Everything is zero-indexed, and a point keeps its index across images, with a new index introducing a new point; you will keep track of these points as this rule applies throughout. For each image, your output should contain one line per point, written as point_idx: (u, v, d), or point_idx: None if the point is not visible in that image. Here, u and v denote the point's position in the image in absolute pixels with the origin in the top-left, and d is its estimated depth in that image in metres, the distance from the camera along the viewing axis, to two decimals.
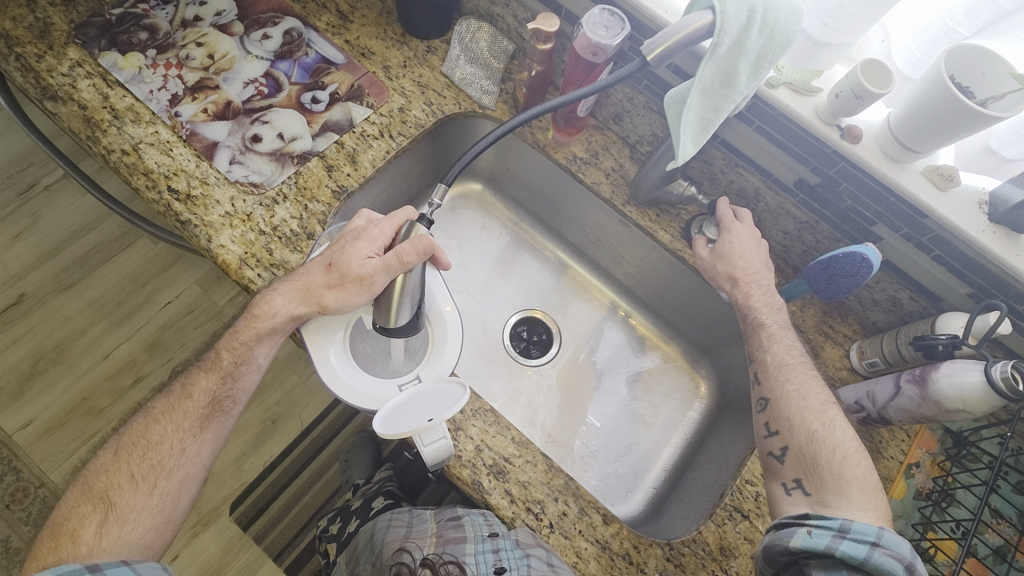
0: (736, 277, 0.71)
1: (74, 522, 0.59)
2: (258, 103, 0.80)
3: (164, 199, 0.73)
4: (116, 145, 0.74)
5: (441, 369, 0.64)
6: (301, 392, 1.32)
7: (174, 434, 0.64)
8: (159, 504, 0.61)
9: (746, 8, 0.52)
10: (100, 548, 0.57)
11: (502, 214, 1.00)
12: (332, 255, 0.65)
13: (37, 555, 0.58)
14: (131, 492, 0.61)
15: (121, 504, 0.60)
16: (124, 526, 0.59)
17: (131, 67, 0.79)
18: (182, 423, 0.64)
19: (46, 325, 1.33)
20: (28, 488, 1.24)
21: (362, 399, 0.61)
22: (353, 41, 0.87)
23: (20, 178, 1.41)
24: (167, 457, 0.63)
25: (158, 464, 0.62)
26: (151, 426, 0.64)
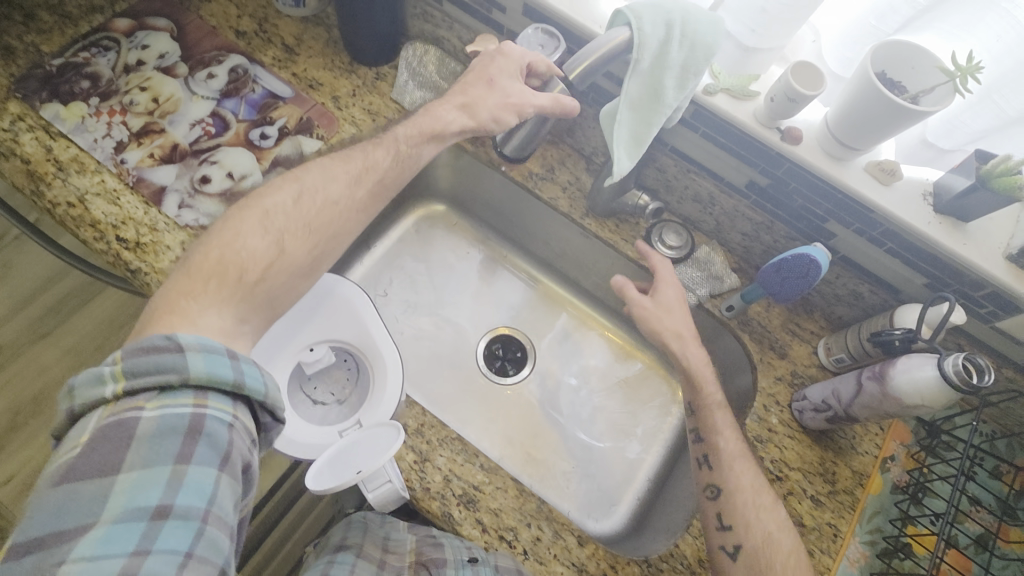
0: (684, 334, 0.71)
1: (230, 259, 0.56)
2: (205, 143, 0.79)
3: (113, 249, 0.72)
4: (61, 198, 0.74)
5: (378, 414, 0.65)
6: None
7: (333, 186, 0.64)
8: (303, 240, 0.61)
9: (663, 23, 0.52)
10: (235, 295, 0.55)
11: (468, 234, 1.00)
12: (468, 92, 0.69)
13: (161, 291, 0.54)
14: (297, 244, 0.60)
15: (270, 208, 0.61)
16: (266, 287, 0.58)
17: (74, 117, 0.78)
18: (348, 175, 0.65)
19: (24, 377, 1.38)
20: None
21: (302, 449, 0.64)
22: (300, 73, 0.87)
23: None
24: (329, 225, 0.63)
25: (317, 223, 0.62)
26: (300, 175, 0.64)
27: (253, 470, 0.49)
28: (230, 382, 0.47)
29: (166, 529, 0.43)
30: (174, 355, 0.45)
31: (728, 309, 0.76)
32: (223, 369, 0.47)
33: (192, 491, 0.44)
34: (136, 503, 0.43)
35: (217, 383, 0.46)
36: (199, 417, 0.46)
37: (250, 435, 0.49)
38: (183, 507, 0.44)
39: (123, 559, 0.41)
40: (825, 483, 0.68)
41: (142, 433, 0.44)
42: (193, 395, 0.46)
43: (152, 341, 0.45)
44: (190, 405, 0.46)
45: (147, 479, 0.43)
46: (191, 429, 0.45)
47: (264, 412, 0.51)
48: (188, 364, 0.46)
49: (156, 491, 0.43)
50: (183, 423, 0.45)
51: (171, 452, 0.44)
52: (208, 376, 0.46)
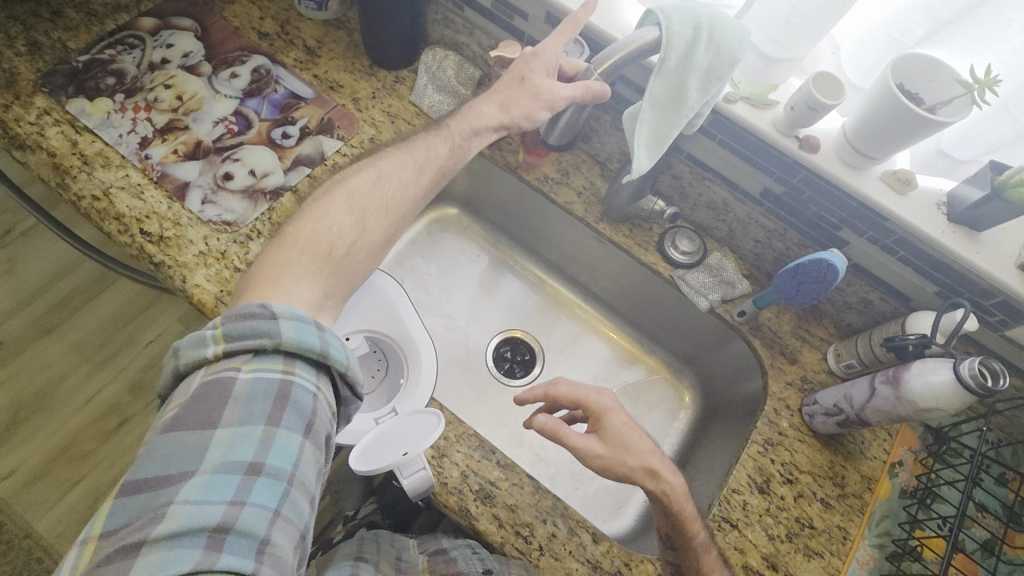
0: (656, 468, 0.60)
1: (320, 236, 0.59)
2: (228, 140, 0.80)
3: (136, 242, 0.72)
4: (86, 191, 0.75)
5: (415, 403, 0.68)
6: None
7: (404, 165, 0.66)
8: (382, 216, 0.64)
9: (692, 25, 0.53)
10: (325, 269, 0.59)
11: (481, 237, 1.01)
12: (503, 91, 0.70)
13: (259, 266, 0.58)
14: (381, 221, 0.64)
15: (352, 188, 0.63)
16: (353, 261, 0.61)
17: (100, 112, 0.79)
18: (416, 156, 0.67)
19: (28, 372, 1.39)
20: (12, 540, 1.28)
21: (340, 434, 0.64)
22: (321, 75, 0.88)
23: None
24: (409, 203, 0.66)
25: (397, 201, 0.65)
26: (376, 159, 0.67)
27: (330, 442, 0.52)
28: (316, 351, 0.51)
29: (260, 483, 0.45)
30: (268, 323, 0.50)
31: (740, 315, 0.77)
32: (310, 338, 0.51)
33: (281, 452, 0.47)
34: (232, 457, 0.46)
35: (304, 352, 0.50)
36: (287, 383, 0.49)
37: (329, 408, 0.52)
38: (274, 467, 0.46)
39: (224, 505, 0.43)
40: (834, 487, 0.69)
41: (238, 392, 0.48)
42: (282, 361, 0.50)
43: (250, 308, 0.50)
44: (279, 370, 0.50)
45: (243, 436, 0.47)
46: (280, 391, 0.49)
47: (344, 385, 0.54)
48: (280, 332, 0.50)
49: (250, 446, 0.47)
50: (273, 388, 0.49)
51: (263, 412, 0.48)
52: (296, 341, 0.50)
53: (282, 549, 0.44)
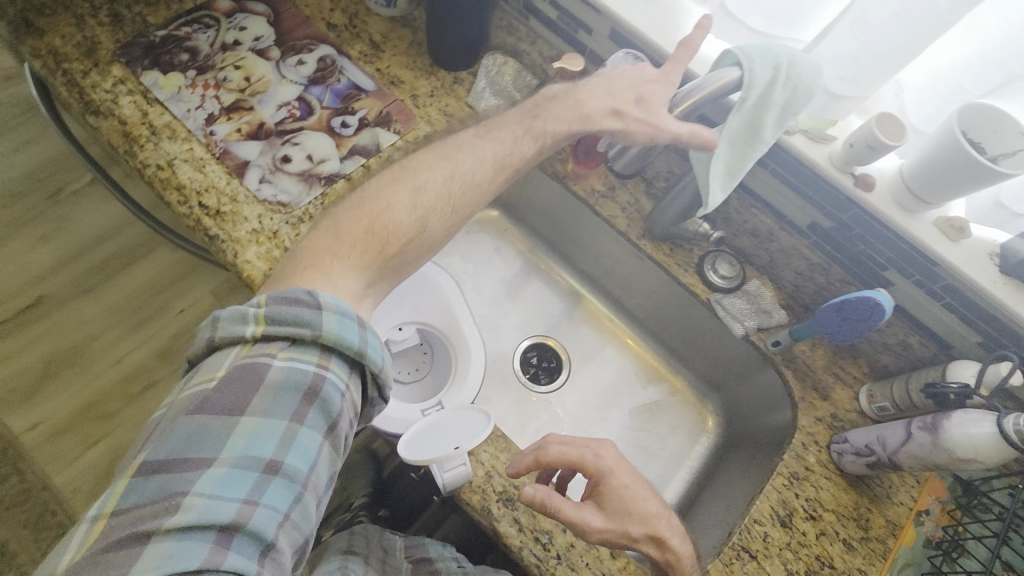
0: (661, 535, 0.58)
1: (376, 227, 0.60)
2: (290, 125, 0.83)
3: (194, 213, 0.75)
4: (151, 160, 0.78)
5: (462, 395, 0.73)
6: None
7: (473, 165, 0.65)
8: (441, 219, 0.64)
9: (772, 65, 0.54)
10: (375, 262, 0.59)
11: (518, 242, 1.02)
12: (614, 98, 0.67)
13: (313, 244, 0.59)
14: (437, 222, 0.64)
15: (417, 182, 0.63)
16: (406, 257, 0.62)
17: (171, 86, 0.83)
18: (483, 162, 0.66)
19: (63, 328, 1.51)
20: (31, 490, 1.36)
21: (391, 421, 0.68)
22: (383, 70, 0.91)
23: (48, 183, 1.63)
24: (467, 207, 0.65)
25: (456, 203, 0.64)
26: (446, 154, 0.66)
27: (346, 444, 0.54)
28: (352, 350, 0.52)
29: (276, 482, 0.47)
30: (312, 312, 0.51)
31: (775, 344, 0.76)
32: (350, 336, 0.52)
33: (301, 451, 0.49)
34: (252, 450, 0.47)
35: (341, 349, 0.52)
36: (319, 378, 0.51)
37: (354, 410, 0.54)
38: (291, 467, 0.48)
39: (237, 502, 0.44)
40: (858, 528, 0.68)
41: (272, 378, 0.49)
42: (316, 357, 0.51)
43: (297, 294, 0.51)
44: (314, 364, 0.51)
45: (268, 429, 0.48)
46: (309, 388, 0.50)
47: (371, 386, 0.56)
48: (323, 325, 0.51)
49: (273, 441, 0.48)
50: (304, 381, 0.50)
51: (290, 408, 0.49)
52: (336, 338, 0.51)
53: (283, 554, 0.45)
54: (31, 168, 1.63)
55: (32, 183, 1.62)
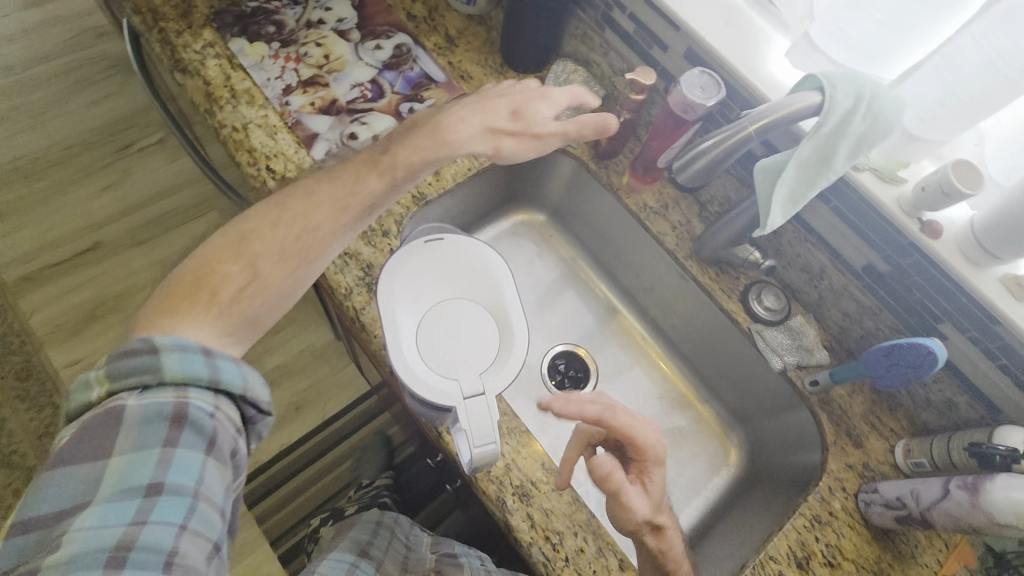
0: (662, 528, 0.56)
1: (206, 278, 0.57)
2: (361, 104, 0.86)
3: (261, 176, 0.78)
4: (228, 121, 0.81)
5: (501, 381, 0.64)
6: (328, 384, 1.54)
7: (332, 201, 0.64)
8: (294, 270, 0.61)
9: (854, 94, 0.54)
10: (223, 319, 0.56)
11: (561, 249, 1.03)
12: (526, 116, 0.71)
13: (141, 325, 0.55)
14: (277, 275, 0.60)
15: (260, 241, 0.60)
16: (245, 308, 0.58)
17: (256, 55, 0.86)
18: (348, 202, 0.64)
19: (113, 275, 1.58)
20: (61, 423, 1.42)
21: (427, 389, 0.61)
22: (455, 63, 0.93)
23: (120, 137, 1.74)
24: (317, 260, 0.62)
25: (309, 254, 0.62)
26: (287, 198, 0.64)
27: (237, 456, 0.54)
28: (205, 380, 0.51)
29: (159, 502, 0.47)
30: (146, 357, 0.50)
31: (813, 384, 0.75)
32: (197, 366, 0.51)
33: (181, 470, 0.49)
34: (130, 481, 0.47)
35: (193, 380, 0.51)
36: (182, 406, 0.50)
37: (233, 424, 0.54)
38: (174, 484, 0.48)
39: (121, 531, 0.45)
40: None
41: (130, 419, 0.49)
42: (172, 391, 0.50)
43: (131, 345, 0.50)
44: (171, 398, 0.50)
45: (137, 461, 0.48)
46: (174, 415, 0.50)
47: (245, 404, 0.55)
48: (163, 365, 0.50)
49: (145, 469, 0.48)
50: (167, 412, 0.50)
51: (158, 439, 0.49)
52: (182, 372, 0.50)
53: (191, 560, 0.47)
54: (106, 122, 1.74)
55: (105, 136, 1.73)
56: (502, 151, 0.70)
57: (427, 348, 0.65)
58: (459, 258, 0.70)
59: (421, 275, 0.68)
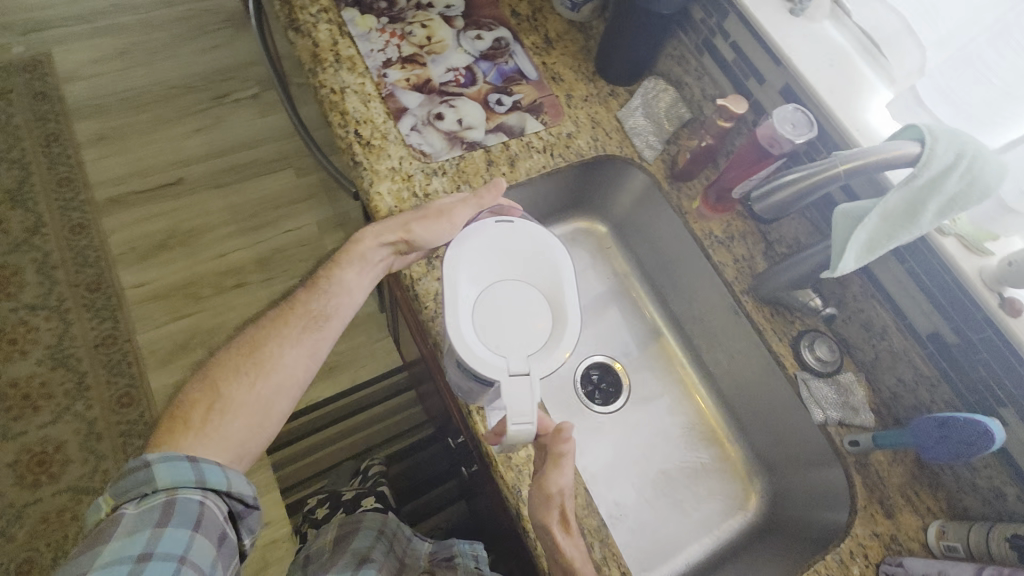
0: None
1: (179, 413, 0.68)
2: (452, 88, 0.89)
3: (349, 138, 0.82)
4: (328, 83, 0.86)
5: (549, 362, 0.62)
6: (363, 352, 1.58)
7: (276, 339, 0.73)
8: (257, 400, 0.70)
9: (955, 151, 0.53)
10: (208, 442, 0.66)
11: (615, 263, 1.04)
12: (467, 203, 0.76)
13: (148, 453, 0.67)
14: (236, 390, 0.69)
15: (226, 398, 0.69)
16: (213, 427, 0.67)
17: (364, 26, 0.91)
18: (284, 331, 0.73)
19: (188, 211, 1.68)
20: (116, 337, 1.51)
21: (474, 359, 0.61)
22: (549, 64, 0.95)
23: (219, 87, 1.87)
24: (268, 363, 0.72)
25: (262, 366, 0.71)
26: (256, 343, 0.73)
27: (225, 539, 0.63)
28: (193, 482, 0.61)
29: (149, 567, 0.57)
30: (144, 470, 0.61)
31: (852, 444, 0.73)
32: (185, 471, 0.61)
33: (169, 543, 0.58)
34: (125, 550, 0.57)
35: (182, 485, 0.61)
36: (171, 500, 0.60)
37: (221, 511, 0.63)
38: (163, 553, 0.58)
39: None
40: None
41: (127, 518, 0.59)
42: (163, 494, 0.60)
43: (132, 463, 0.61)
44: (163, 496, 0.60)
45: (131, 538, 0.58)
46: (165, 506, 0.60)
47: (232, 500, 0.65)
48: (156, 475, 0.60)
49: (138, 541, 0.58)
50: (158, 505, 0.60)
51: (152, 520, 0.59)
52: (171, 479, 0.61)
53: None
54: (209, 71, 1.87)
55: (206, 84, 1.86)
56: (411, 229, 0.74)
57: (482, 323, 0.64)
58: (528, 242, 0.69)
59: (488, 251, 0.68)
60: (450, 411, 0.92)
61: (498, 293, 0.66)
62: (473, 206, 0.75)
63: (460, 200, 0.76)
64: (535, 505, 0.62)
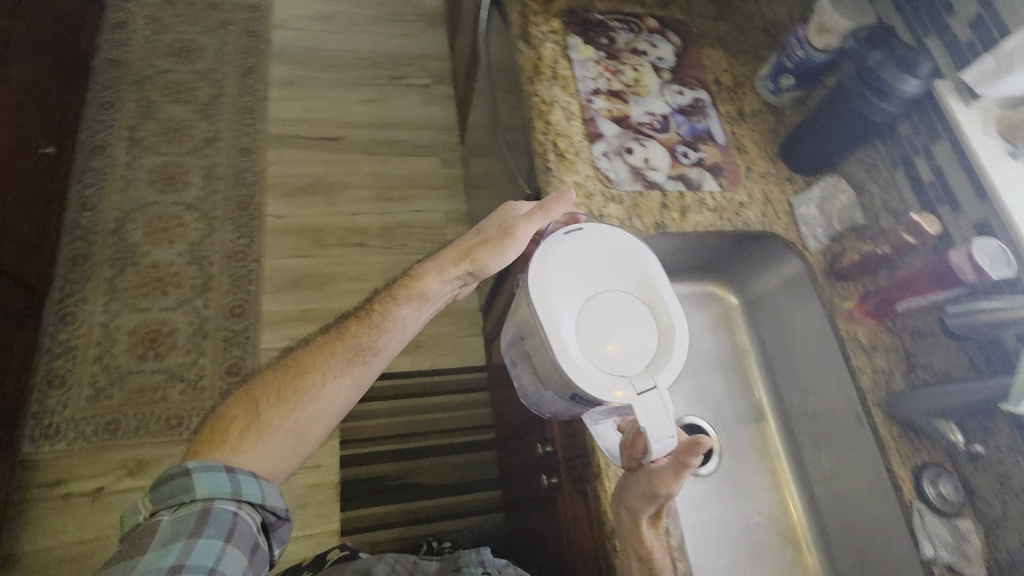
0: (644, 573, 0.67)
1: (218, 428, 0.77)
2: (647, 130, 0.95)
3: (546, 145, 0.90)
4: (541, 93, 0.94)
5: (665, 375, 0.65)
6: (448, 342, 1.64)
7: (322, 369, 0.82)
8: (294, 425, 0.78)
9: None
10: (239, 454, 0.75)
11: (737, 336, 1.05)
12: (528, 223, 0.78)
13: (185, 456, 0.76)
14: (275, 413, 0.78)
15: (265, 418, 0.78)
16: (247, 444, 0.75)
17: (585, 54, 1.00)
18: (331, 362, 0.83)
19: (340, 167, 1.85)
20: (246, 254, 1.65)
21: (594, 387, 0.63)
22: (737, 134, 1.00)
23: (397, 70, 2.07)
24: (311, 391, 0.80)
25: (304, 394, 0.80)
26: (300, 369, 0.82)
27: (255, 550, 0.71)
28: (229, 493, 0.70)
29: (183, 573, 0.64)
30: (186, 480, 0.69)
31: None
32: (223, 483, 0.70)
33: (202, 554, 0.66)
34: (160, 559, 0.64)
35: (219, 495, 0.69)
36: (207, 511, 0.68)
37: (252, 523, 0.71)
38: (194, 564, 0.65)
39: None
40: None
41: (165, 528, 0.67)
42: (201, 504, 0.68)
43: (175, 473, 0.70)
44: (198, 509, 0.68)
45: (169, 546, 0.65)
46: (201, 517, 0.68)
47: (264, 511, 0.73)
48: (195, 487, 0.68)
49: (174, 551, 0.65)
50: (194, 516, 0.68)
51: (189, 528, 0.67)
52: (209, 490, 0.69)
53: None
54: (393, 54, 2.09)
55: (388, 65, 2.08)
56: (477, 260, 0.81)
57: (589, 349, 0.65)
58: (608, 249, 0.71)
59: (572, 276, 0.68)
60: (544, 416, 0.94)
61: (595, 314, 0.67)
62: (540, 220, 0.77)
63: (525, 216, 0.77)
64: (634, 494, 0.66)
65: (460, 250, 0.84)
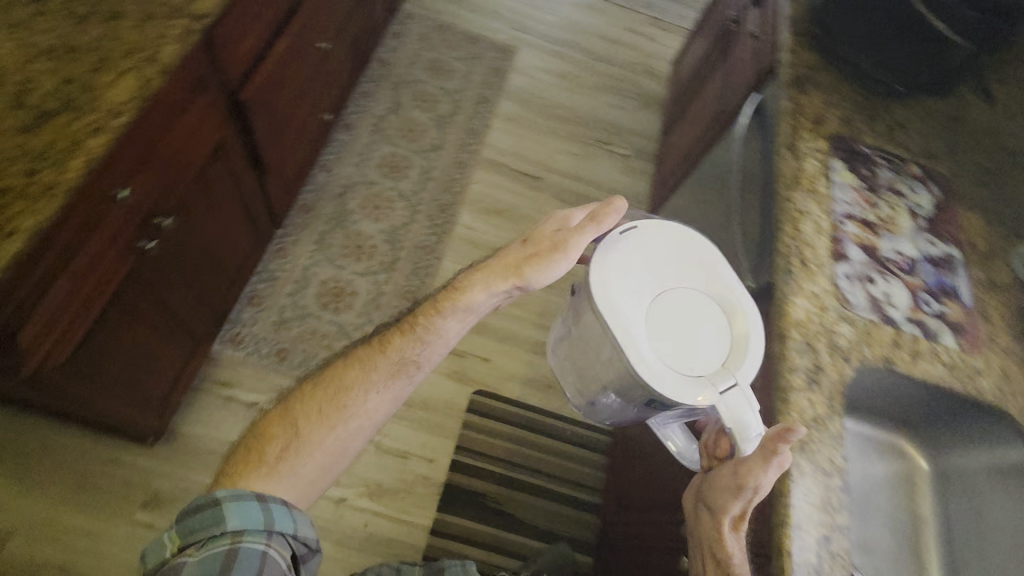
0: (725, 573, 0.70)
1: (255, 450, 0.80)
2: (891, 267, 0.96)
3: (793, 248, 0.93)
4: (797, 200, 0.98)
5: (747, 367, 0.68)
6: None
7: (363, 382, 0.84)
8: (331, 445, 0.81)
9: None
10: (273, 476, 0.78)
11: (917, 503, 0.99)
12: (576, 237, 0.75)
13: (222, 478, 0.79)
14: (313, 433, 0.81)
15: (304, 436, 0.80)
16: (279, 468, 0.78)
17: (845, 179, 1.03)
18: (375, 373, 0.85)
19: (531, 203, 2.00)
20: (431, 250, 1.82)
21: (678, 394, 0.65)
22: (983, 300, 0.97)
23: (606, 136, 2.23)
24: (353, 405, 0.83)
25: (345, 410, 0.83)
26: (342, 385, 0.84)
27: None
28: (259, 525, 0.71)
29: None
30: (216, 513, 0.71)
31: None
32: (254, 513, 0.71)
33: None
34: None
35: (249, 528, 0.71)
36: (235, 548, 0.70)
37: (281, 558, 0.73)
38: None
39: None
40: None
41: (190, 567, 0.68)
42: (230, 538, 0.70)
43: (199, 507, 0.71)
44: (226, 545, 0.70)
45: None
46: (229, 553, 0.69)
47: (292, 543, 0.75)
48: (226, 521, 0.70)
49: None
50: (221, 554, 0.69)
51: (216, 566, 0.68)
52: (239, 523, 0.70)
53: None
54: (605, 122, 2.26)
55: (598, 129, 2.24)
56: (525, 275, 0.77)
57: (664, 350, 0.67)
58: (679, 247, 0.74)
59: (637, 279, 0.70)
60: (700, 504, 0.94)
61: (667, 314, 0.69)
62: (591, 231, 0.74)
63: (577, 229, 0.75)
64: (722, 490, 0.69)
65: (507, 265, 0.79)
